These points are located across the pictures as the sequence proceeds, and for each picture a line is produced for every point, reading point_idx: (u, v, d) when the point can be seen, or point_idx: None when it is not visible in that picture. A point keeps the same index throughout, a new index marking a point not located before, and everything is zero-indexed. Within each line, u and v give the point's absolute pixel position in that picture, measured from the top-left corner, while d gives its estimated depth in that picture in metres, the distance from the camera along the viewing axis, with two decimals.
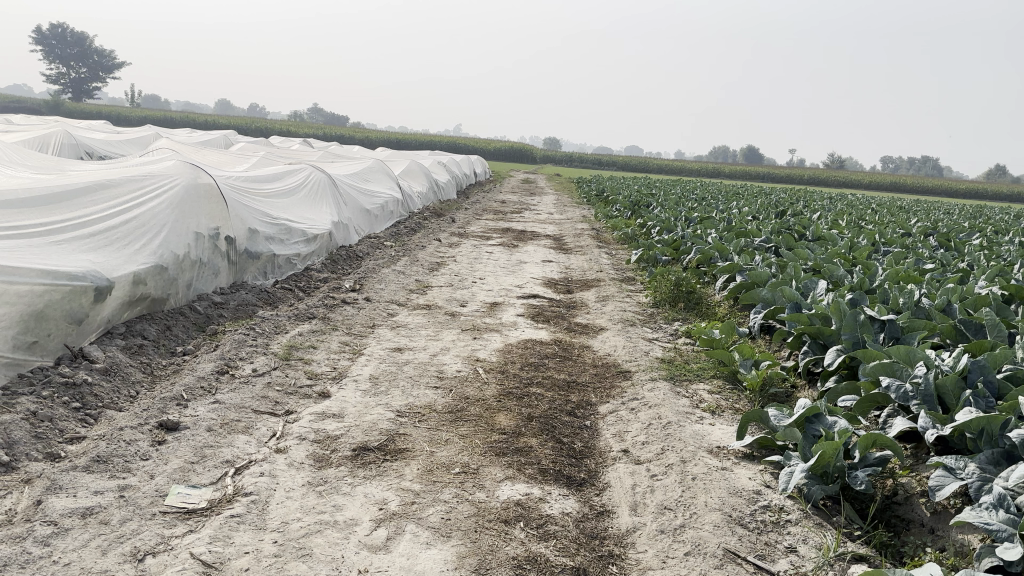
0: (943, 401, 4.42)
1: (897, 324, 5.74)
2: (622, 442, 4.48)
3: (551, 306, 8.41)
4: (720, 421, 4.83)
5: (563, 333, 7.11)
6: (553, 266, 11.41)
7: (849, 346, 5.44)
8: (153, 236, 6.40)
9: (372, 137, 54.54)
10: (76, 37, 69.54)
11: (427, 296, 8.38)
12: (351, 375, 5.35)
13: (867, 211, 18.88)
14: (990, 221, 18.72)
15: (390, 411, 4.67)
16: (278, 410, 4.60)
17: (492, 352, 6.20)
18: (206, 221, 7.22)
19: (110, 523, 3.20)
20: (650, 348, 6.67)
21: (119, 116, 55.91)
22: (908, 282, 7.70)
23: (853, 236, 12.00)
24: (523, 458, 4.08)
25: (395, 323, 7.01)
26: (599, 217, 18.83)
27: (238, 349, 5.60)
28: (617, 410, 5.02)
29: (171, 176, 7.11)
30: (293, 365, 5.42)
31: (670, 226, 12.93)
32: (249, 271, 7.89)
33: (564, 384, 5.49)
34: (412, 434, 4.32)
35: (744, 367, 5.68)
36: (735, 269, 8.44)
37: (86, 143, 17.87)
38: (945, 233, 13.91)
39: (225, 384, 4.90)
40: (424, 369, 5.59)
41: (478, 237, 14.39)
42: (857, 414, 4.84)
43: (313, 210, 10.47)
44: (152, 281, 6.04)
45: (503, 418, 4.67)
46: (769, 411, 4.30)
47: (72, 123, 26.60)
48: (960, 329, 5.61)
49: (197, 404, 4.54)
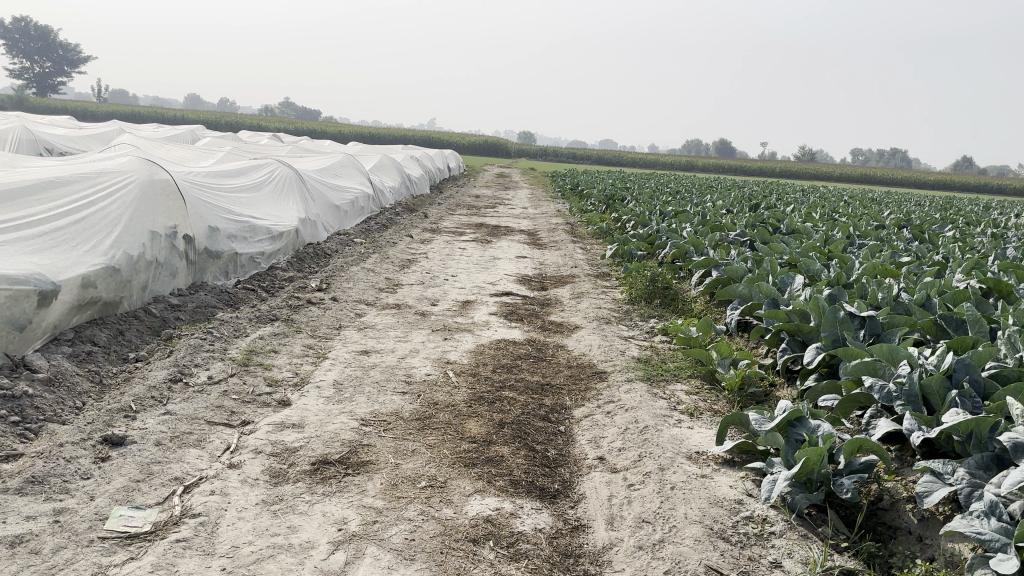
0: (928, 401, 4.27)
1: (877, 320, 5.61)
2: (598, 448, 4.28)
3: (524, 303, 8.20)
4: (699, 424, 4.64)
5: (536, 332, 6.90)
6: (527, 262, 11.20)
7: (829, 344, 5.30)
8: (105, 237, 6.09)
9: (345, 132, 53.98)
10: (39, 31, 67.99)
11: (397, 295, 8.13)
12: (314, 381, 5.09)
13: (839, 203, 18.91)
14: (959, 212, 18.88)
15: (353, 420, 4.43)
16: (234, 421, 4.34)
17: (463, 354, 5.98)
18: (164, 220, 6.91)
19: (42, 552, 2.94)
20: (626, 346, 6.48)
21: (85, 111, 54.83)
22: (885, 276, 7.57)
23: (829, 229, 11.90)
24: (493, 469, 3.86)
25: (362, 323, 6.75)
26: (573, 212, 18.65)
27: (194, 355, 5.31)
28: (593, 414, 4.82)
29: (125, 174, 6.80)
30: (252, 371, 5.16)
31: (645, 220, 12.77)
32: (210, 271, 7.59)
33: (538, 387, 5.28)
34: (376, 445, 4.08)
35: (723, 366, 5.52)
36: (710, 264, 8.28)
37: (46, 138, 17.31)
38: (920, 225, 13.90)
39: (177, 393, 4.63)
40: (391, 373, 5.35)
41: (451, 232, 14.15)
42: (838, 415, 4.68)
43: (279, 207, 10.16)
44: (102, 284, 5.73)
45: (473, 424, 4.45)
46: (750, 414, 4.12)
47: (35, 118, 25.89)
48: (940, 324, 5.49)
49: (146, 416, 4.26)
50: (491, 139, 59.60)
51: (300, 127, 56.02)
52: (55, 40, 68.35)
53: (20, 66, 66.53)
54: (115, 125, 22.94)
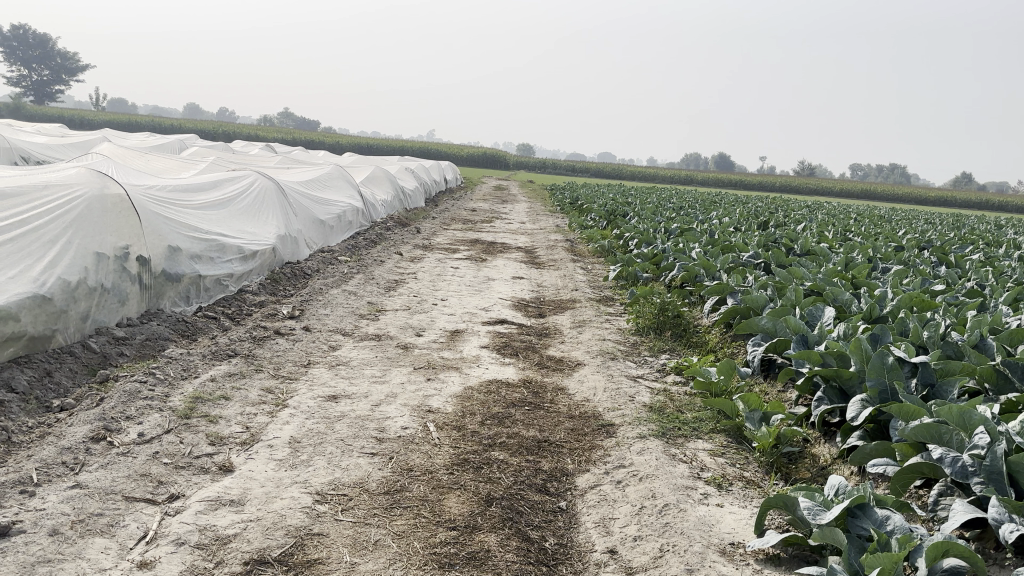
0: (1016, 481, 3.45)
1: (931, 367, 4.77)
2: (608, 537, 3.45)
3: (520, 334, 7.38)
4: (730, 502, 3.82)
5: (533, 370, 6.08)
6: (523, 283, 10.38)
7: (875, 396, 4.48)
8: (35, 260, 5.30)
9: (343, 141, 53.33)
10: (38, 40, 67.26)
11: (378, 323, 7.32)
12: (267, 438, 4.26)
13: (849, 222, 18.12)
14: (971, 232, 18.22)
15: (307, 495, 3.60)
16: (160, 495, 3.53)
17: (447, 400, 5.14)
18: (114, 239, 6.08)
19: None
20: (635, 390, 5.65)
21: (81, 119, 54.15)
22: (923, 308, 6.75)
23: (846, 251, 11.09)
24: (475, 572, 3.03)
25: (335, 359, 5.93)
26: (573, 228, 17.87)
27: (127, 405, 4.49)
28: (601, 483, 3.99)
29: (71, 187, 6.06)
30: (194, 426, 4.32)
31: (650, 239, 11.95)
32: (169, 296, 6.76)
33: (533, 445, 4.45)
34: (329, 534, 3.25)
35: (752, 422, 4.72)
36: (725, 290, 7.47)
37: (21, 146, 16.43)
38: (940, 246, 13.15)
39: (96, 458, 3.81)
40: (362, 427, 4.52)
41: (444, 250, 13.32)
42: (896, 488, 3.87)
43: (255, 222, 9.35)
44: (26, 317, 4.92)
45: (453, 501, 3.62)
46: (797, 496, 3.32)
47: (19, 125, 25.00)
48: (1002, 372, 4.66)
49: (48, 492, 3.44)
50: (490, 151, 59.07)
51: (296, 138, 55.19)
52: (54, 48, 67.67)
53: (18, 74, 65.93)
54: (101, 133, 22.12)
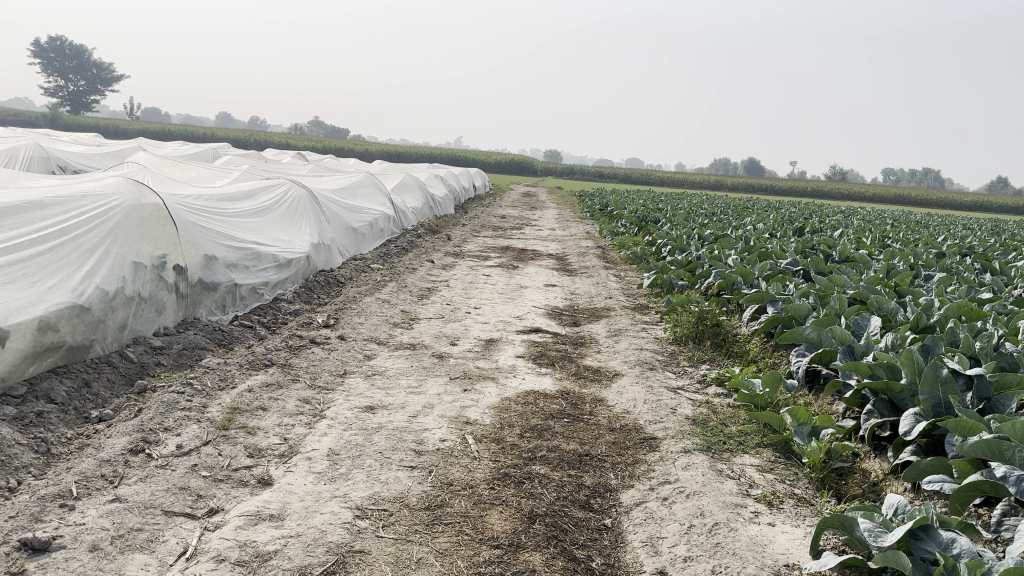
0: None
1: (986, 380, 4.58)
2: (657, 557, 3.33)
3: (555, 343, 7.27)
4: (782, 521, 3.69)
5: (571, 381, 5.98)
6: (556, 291, 10.27)
7: (929, 410, 4.31)
8: (74, 270, 5.31)
9: (372, 149, 53.66)
10: (75, 52, 68.59)
11: (412, 332, 7.26)
12: (305, 450, 4.21)
13: (886, 227, 17.79)
14: (1014, 237, 17.78)
15: (347, 510, 3.53)
16: (200, 509, 3.49)
17: (485, 412, 5.06)
18: (151, 248, 6.09)
19: None
20: (676, 402, 5.52)
21: (116, 128, 55.05)
22: (972, 316, 6.53)
23: (886, 257, 10.83)
24: None
25: (371, 369, 5.87)
26: (604, 235, 17.72)
27: (165, 416, 4.46)
28: (647, 500, 3.88)
29: (110, 197, 6.08)
30: (232, 438, 4.29)
31: (684, 245, 11.79)
32: (205, 305, 6.76)
33: (575, 459, 4.34)
34: (370, 552, 3.17)
35: (801, 436, 4.57)
36: (765, 298, 7.32)
37: (59, 156, 16.67)
38: (983, 252, 12.82)
39: (135, 471, 3.78)
40: (400, 439, 4.45)
41: (475, 257, 13.26)
42: (955, 506, 3.70)
43: (288, 230, 9.36)
44: (65, 327, 4.92)
45: (496, 518, 3.53)
46: (855, 517, 3.18)
47: (57, 135, 25.42)
48: None
49: (88, 506, 3.41)
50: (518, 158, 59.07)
51: (326, 146, 55.61)
52: (90, 58, 68.95)
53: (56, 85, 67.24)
54: (136, 142, 22.42)
